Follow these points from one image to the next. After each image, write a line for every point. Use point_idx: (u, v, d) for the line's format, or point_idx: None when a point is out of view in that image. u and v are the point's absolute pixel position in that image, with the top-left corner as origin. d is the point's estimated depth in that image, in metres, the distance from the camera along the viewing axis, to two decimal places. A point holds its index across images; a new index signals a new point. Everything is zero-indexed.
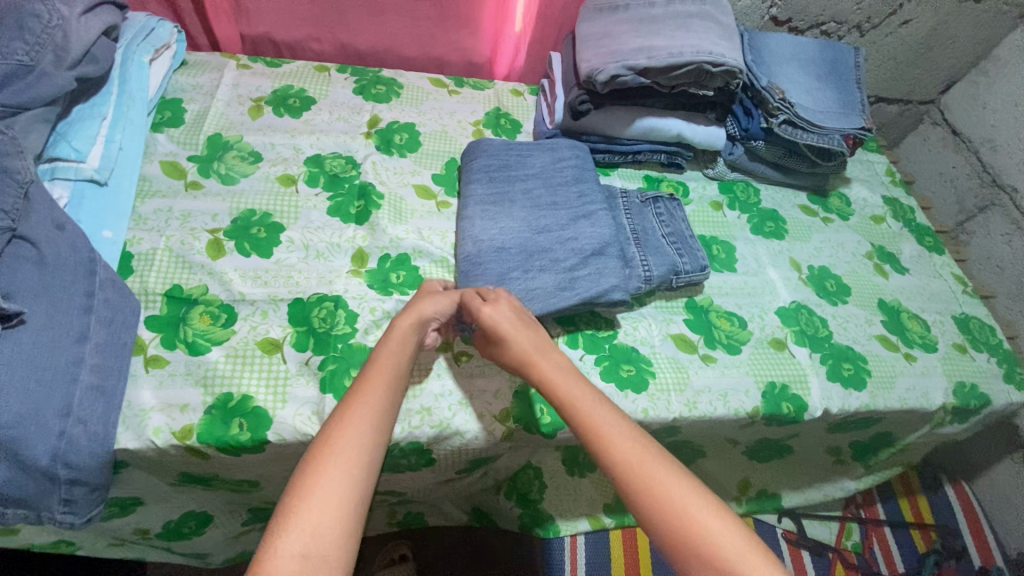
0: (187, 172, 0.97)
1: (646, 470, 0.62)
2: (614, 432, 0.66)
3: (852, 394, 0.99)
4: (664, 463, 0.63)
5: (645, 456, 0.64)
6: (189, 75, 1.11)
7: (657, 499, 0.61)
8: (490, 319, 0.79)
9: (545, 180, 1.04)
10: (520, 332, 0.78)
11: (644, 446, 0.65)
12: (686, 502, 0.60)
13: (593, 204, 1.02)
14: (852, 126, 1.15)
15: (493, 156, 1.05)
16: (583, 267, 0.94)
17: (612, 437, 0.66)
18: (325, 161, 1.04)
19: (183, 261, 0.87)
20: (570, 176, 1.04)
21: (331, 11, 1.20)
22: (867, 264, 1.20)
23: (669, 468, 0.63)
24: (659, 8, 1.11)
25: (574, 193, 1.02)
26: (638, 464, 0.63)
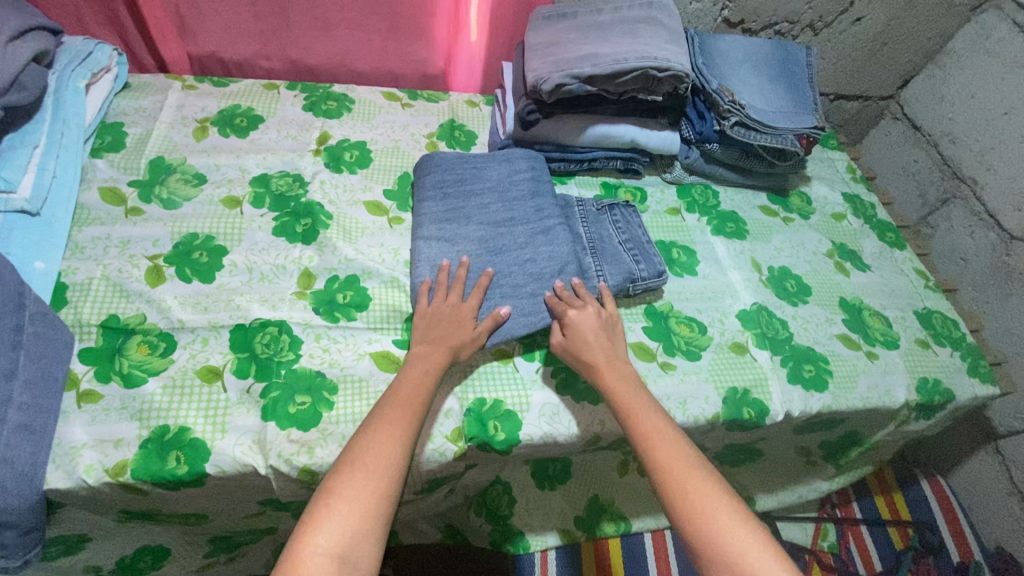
0: (127, 197, 0.95)
1: (681, 472, 0.70)
2: (661, 435, 0.74)
3: (814, 396, 0.98)
4: (697, 466, 0.71)
5: (680, 459, 0.71)
6: (132, 98, 1.08)
7: (689, 499, 0.68)
8: (580, 325, 0.87)
9: (500, 194, 1.03)
10: (598, 344, 0.86)
11: (681, 450, 0.73)
12: (716, 504, 0.67)
13: (550, 218, 1.01)
14: (806, 125, 1.14)
15: (448, 171, 1.04)
16: (540, 286, 0.93)
17: (653, 438, 0.74)
18: (271, 180, 1.02)
19: (119, 290, 0.85)
20: (525, 189, 1.03)
21: (279, 27, 1.19)
22: (828, 263, 1.19)
23: (701, 473, 0.70)
24: (607, 15, 1.11)
25: (531, 208, 1.02)
26: (677, 466, 0.71)
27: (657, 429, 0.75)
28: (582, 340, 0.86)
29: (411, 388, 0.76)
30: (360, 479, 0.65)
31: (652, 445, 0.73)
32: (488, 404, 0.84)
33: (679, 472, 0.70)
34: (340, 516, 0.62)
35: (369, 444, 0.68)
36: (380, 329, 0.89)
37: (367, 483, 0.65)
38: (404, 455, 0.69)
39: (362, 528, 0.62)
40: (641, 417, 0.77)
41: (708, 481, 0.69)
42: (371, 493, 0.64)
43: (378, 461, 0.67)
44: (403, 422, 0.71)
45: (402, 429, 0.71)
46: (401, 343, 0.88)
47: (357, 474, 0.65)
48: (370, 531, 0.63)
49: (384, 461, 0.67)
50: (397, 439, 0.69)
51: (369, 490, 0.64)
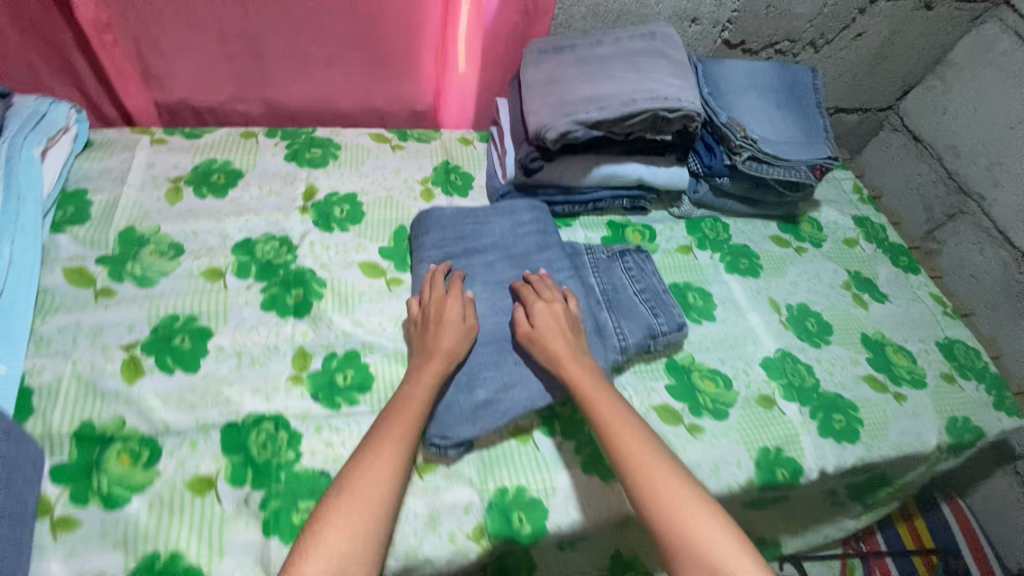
0: (95, 278, 0.85)
1: (653, 471, 0.71)
2: (628, 430, 0.74)
3: (846, 448, 0.94)
4: (667, 465, 0.72)
5: (652, 459, 0.72)
6: (94, 159, 0.99)
7: (662, 497, 0.68)
8: (546, 317, 0.84)
9: (505, 251, 0.97)
10: (563, 339, 0.83)
11: (651, 449, 0.73)
12: (688, 501, 0.68)
13: (561, 273, 0.95)
14: (819, 155, 1.09)
15: (449, 228, 0.98)
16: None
17: (625, 437, 0.74)
18: (255, 246, 0.93)
19: (92, 390, 0.76)
20: (531, 245, 0.97)
21: (252, 69, 1.10)
22: (846, 295, 1.15)
23: (673, 471, 0.71)
24: (607, 47, 1.04)
25: (540, 264, 0.96)
26: (650, 467, 0.71)
27: (628, 428, 0.74)
28: (544, 338, 0.82)
29: (406, 403, 0.75)
30: (352, 503, 0.65)
31: (625, 445, 0.73)
32: (510, 493, 0.78)
33: (651, 471, 0.70)
34: (329, 538, 0.62)
35: (362, 467, 0.68)
36: None
37: (357, 505, 0.65)
38: (397, 476, 0.69)
39: (353, 552, 0.63)
40: (608, 412, 0.76)
41: (679, 481, 0.70)
42: (361, 515, 0.65)
43: (370, 486, 0.67)
44: (395, 442, 0.71)
45: (394, 451, 0.70)
46: None
47: (347, 496, 0.66)
48: (361, 553, 0.63)
49: (376, 485, 0.67)
50: (389, 462, 0.69)
51: (360, 512, 0.65)
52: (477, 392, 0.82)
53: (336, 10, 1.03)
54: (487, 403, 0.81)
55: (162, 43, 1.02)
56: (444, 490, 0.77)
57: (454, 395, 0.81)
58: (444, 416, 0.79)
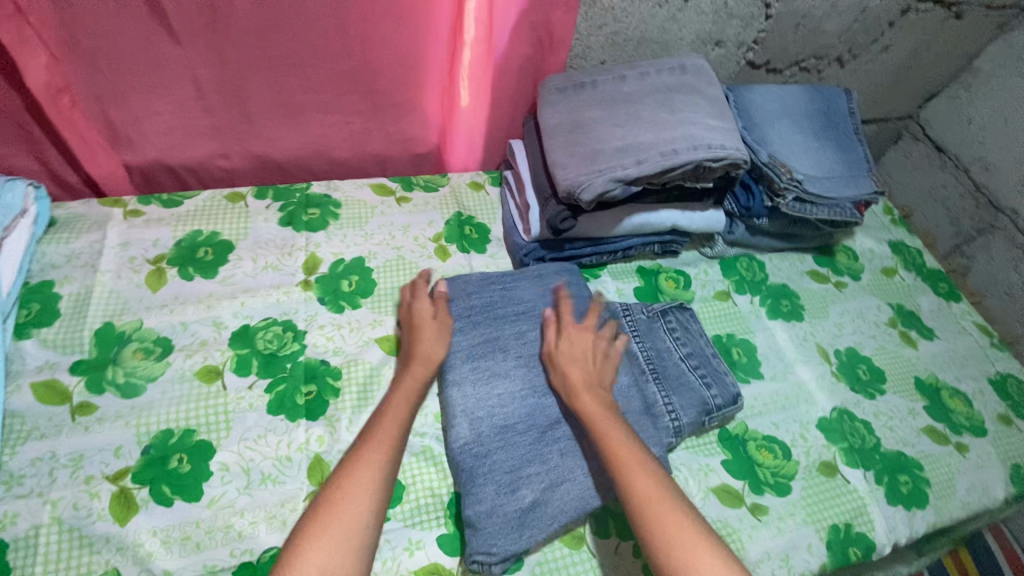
0: (71, 391, 0.74)
1: (659, 503, 0.65)
2: (639, 462, 0.69)
3: (916, 515, 0.87)
4: (673, 497, 0.66)
5: (657, 490, 0.67)
6: (60, 241, 0.86)
7: (668, 531, 0.63)
8: (571, 339, 0.81)
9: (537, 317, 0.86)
10: (583, 367, 0.78)
11: (658, 479, 0.68)
12: (694, 536, 0.63)
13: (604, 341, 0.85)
14: (863, 191, 1.03)
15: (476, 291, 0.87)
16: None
17: (631, 467, 0.68)
18: (255, 334, 0.82)
19: (77, 539, 0.65)
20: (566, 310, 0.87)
21: (235, 121, 0.97)
22: (893, 335, 1.08)
23: (679, 503, 0.66)
24: (633, 83, 0.94)
25: None
26: (655, 499, 0.66)
27: (633, 455, 0.69)
28: (564, 361, 0.79)
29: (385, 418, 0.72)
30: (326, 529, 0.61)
31: (630, 474, 0.68)
32: None
33: (658, 502, 0.65)
34: (306, 554, 0.59)
35: (345, 475, 0.65)
36: (419, 525, 0.73)
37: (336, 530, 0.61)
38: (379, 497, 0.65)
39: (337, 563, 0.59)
40: (619, 444, 0.70)
41: (686, 516, 0.65)
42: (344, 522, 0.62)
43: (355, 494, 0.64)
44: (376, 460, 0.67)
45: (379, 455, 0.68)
46: (448, 543, 0.72)
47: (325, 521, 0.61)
48: (342, 564, 0.59)
49: (359, 498, 0.64)
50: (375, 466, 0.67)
51: (344, 518, 0.62)
52: (522, 495, 0.72)
53: (328, 54, 0.91)
54: (535, 508, 0.71)
55: (130, 100, 0.89)
56: None
57: (497, 499, 0.71)
58: (486, 524, 0.69)
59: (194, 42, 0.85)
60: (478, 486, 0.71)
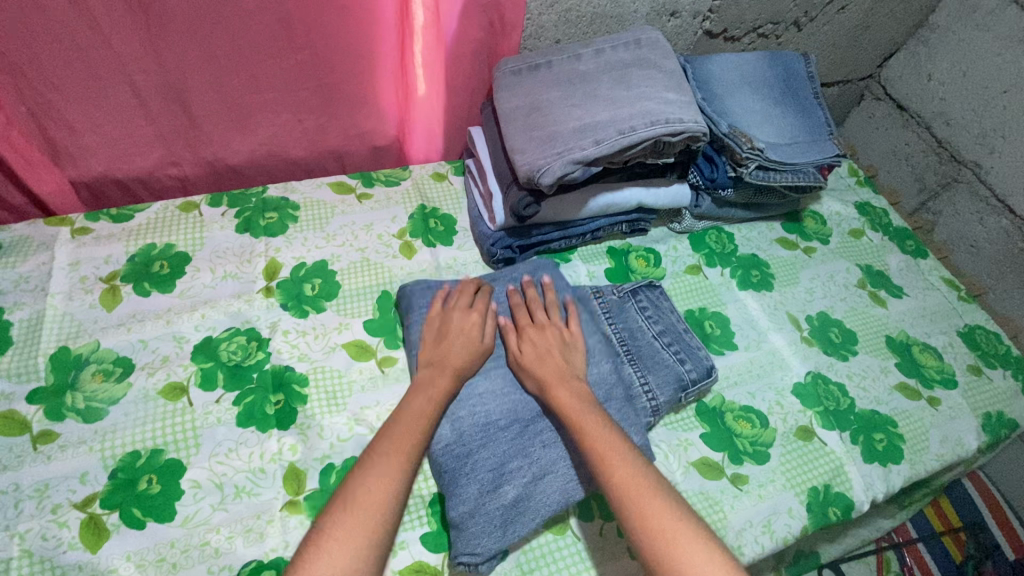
0: (30, 420, 0.71)
1: (638, 490, 0.65)
2: (616, 452, 0.68)
3: (892, 471, 0.89)
4: (652, 482, 0.66)
5: (636, 477, 0.66)
6: (6, 266, 0.83)
7: (647, 518, 0.63)
8: (540, 338, 0.80)
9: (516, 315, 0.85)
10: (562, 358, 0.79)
11: (636, 466, 0.67)
12: (673, 517, 0.63)
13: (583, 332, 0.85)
14: (826, 154, 1.02)
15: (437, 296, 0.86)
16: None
17: (608, 456, 0.68)
18: (219, 346, 0.80)
19: (48, 570, 0.63)
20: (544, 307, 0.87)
21: (181, 127, 0.94)
22: (862, 296, 1.09)
23: (657, 487, 0.66)
24: (588, 61, 0.92)
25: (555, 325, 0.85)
26: (634, 485, 0.65)
27: (611, 444, 0.69)
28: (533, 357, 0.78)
29: (410, 421, 0.70)
30: (343, 527, 0.59)
31: (609, 463, 0.67)
32: None
33: (637, 491, 0.65)
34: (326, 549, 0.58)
35: (364, 478, 0.63)
36: (402, 525, 0.72)
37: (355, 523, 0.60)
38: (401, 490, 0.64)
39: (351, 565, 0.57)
40: (596, 434, 0.70)
41: (664, 499, 0.64)
42: (363, 526, 0.60)
43: (378, 501, 0.62)
44: (399, 456, 0.66)
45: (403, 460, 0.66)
46: (431, 541, 0.72)
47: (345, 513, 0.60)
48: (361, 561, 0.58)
49: (379, 497, 0.62)
50: (396, 470, 0.65)
51: (360, 524, 0.60)
52: (506, 491, 0.71)
53: (271, 50, 0.88)
54: (519, 504, 0.71)
55: (67, 113, 0.86)
56: None
57: (480, 497, 0.70)
58: (468, 527, 0.69)
59: (127, 46, 0.81)
60: (461, 487, 0.71)
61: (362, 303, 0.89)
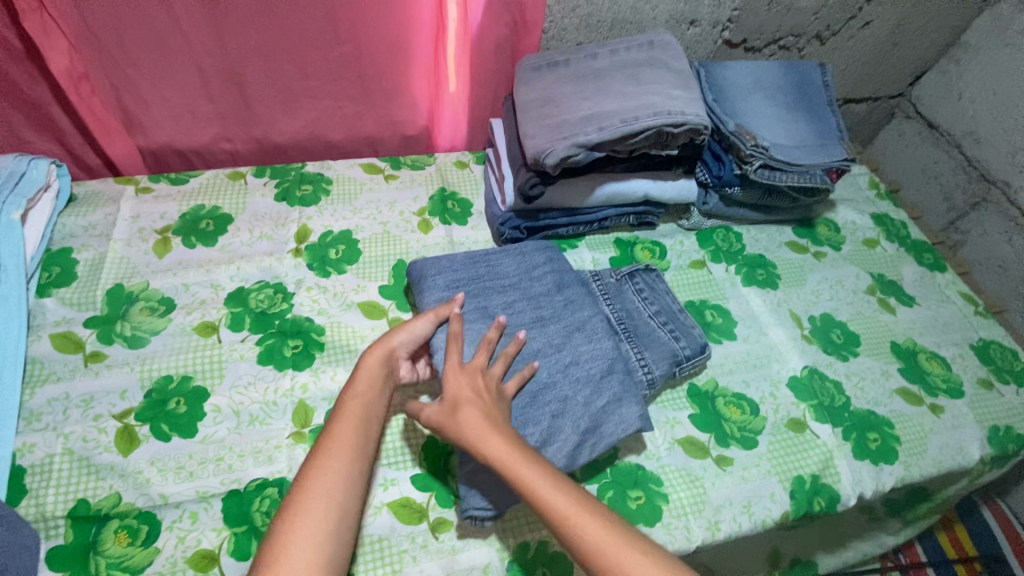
0: (84, 342, 0.82)
1: (616, 552, 0.59)
2: (580, 511, 0.62)
3: (884, 470, 0.89)
4: (628, 539, 0.61)
5: (609, 536, 0.60)
6: (78, 214, 0.96)
7: None
8: (449, 387, 0.73)
9: (524, 291, 0.89)
10: (479, 409, 0.71)
11: (609, 524, 0.62)
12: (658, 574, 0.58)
13: (584, 310, 0.88)
14: (834, 158, 1.05)
15: (442, 269, 0.89)
16: (593, 393, 0.80)
17: (573, 518, 0.61)
18: (248, 295, 0.90)
19: (85, 466, 0.72)
20: (550, 283, 0.91)
21: (236, 106, 1.06)
22: (871, 302, 1.09)
23: (634, 543, 0.60)
24: (603, 59, 0.99)
25: (560, 302, 0.89)
26: (610, 545, 0.60)
27: (576, 505, 0.62)
28: (454, 412, 0.71)
29: (355, 393, 0.71)
30: (303, 501, 0.60)
31: (578, 523, 0.61)
32: (533, 549, 0.74)
33: (612, 552, 0.59)
34: (298, 522, 0.59)
35: (319, 457, 0.64)
36: (394, 464, 0.78)
37: (318, 497, 0.61)
38: (356, 462, 0.65)
39: (316, 539, 0.58)
40: (553, 495, 0.63)
41: (646, 557, 0.59)
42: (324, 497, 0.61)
43: (328, 479, 0.62)
44: (350, 431, 0.67)
45: (354, 433, 0.67)
46: (420, 481, 0.78)
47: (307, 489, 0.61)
48: (328, 531, 0.59)
49: (333, 476, 0.62)
50: (349, 445, 0.66)
51: (319, 502, 0.60)
52: None
53: (317, 41, 0.99)
54: None
55: (140, 87, 0.99)
56: (461, 550, 0.73)
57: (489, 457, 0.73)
58: (473, 473, 0.73)
59: (196, 30, 0.93)
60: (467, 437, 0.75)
61: (379, 268, 0.97)
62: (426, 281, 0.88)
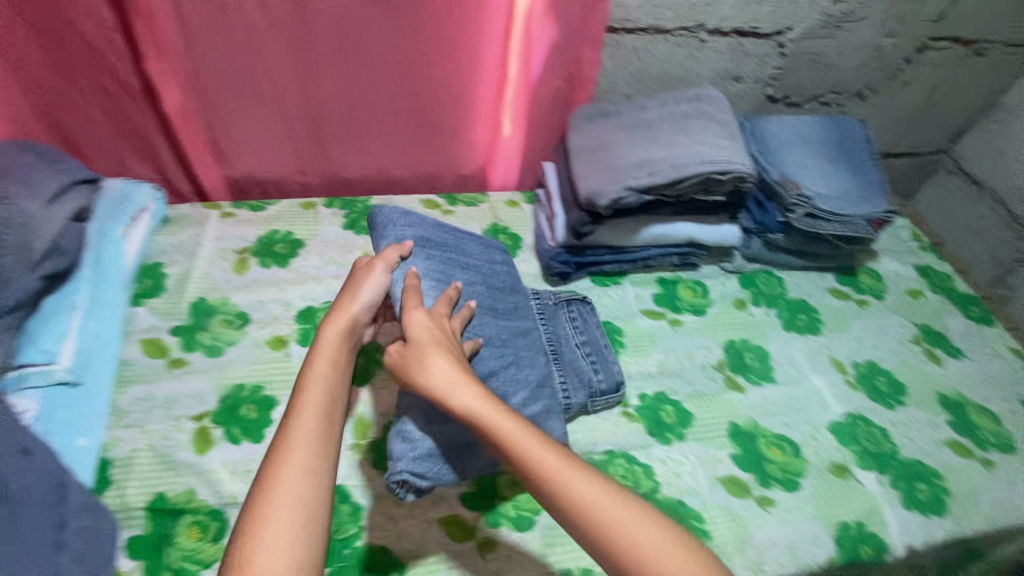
0: (169, 348, 0.90)
1: (584, 488, 0.62)
2: (550, 454, 0.64)
3: (934, 522, 0.87)
4: (597, 481, 0.63)
5: (578, 473, 0.63)
6: (169, 234, 1.05)
7: (601, 515, 0.60)
8: (416, 333, 0.73)
9: (484, 277, 0.91)
10: (446, 358, 0.71)
11: (579, 466, 0.65)
12: (624, 509, 0.61)
13: (527, 320, 0.92)
14: (878, 209, 1.08)
15: (412, 223, 0.90)
16: (526, 397, 0.82)
17: (545, 459, 0.64)
18: (317, 313, 0.97)
19: (165, 463, 0.78)
20: (507, 284, 0.94)
21: (313, 143, 1.17)
22: (916, 351, 1.09)
23: (602, 483, 0.63)
24: (652, 110, 1.06)
25: (512, 305, 0.92)
26: (580, 484, 0.62)
27: (546, 449, 0.65)
28: (422, 365, 0.70)
29: (316, 376, 0.68)
30: (271, 500, 0.58)
31: (571, 480, 0.62)
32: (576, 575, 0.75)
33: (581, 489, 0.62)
34: (267, 522, 0.57)
35: (284, 451, 0.62)
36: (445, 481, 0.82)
37: (287, 493, 0.59)
38: (322, 450, 0.63)
39: (291, 536, 0.57)
40: (528, 441, 0.65)
41: (615, 496, 0.62)
42: (292, 493, 0.59)
43: (294, 476, 0.60)
44: (313, 418, 0.65)
45: (317, 422, 0.65)
46: (468, 500, 0.80)
47: (274, 485, 0.59)
48: (303, 526, 0.58)
49: (300, 469, 0.60)
50: (313, 435, 0.63)
51: (286, 499, 0.58)
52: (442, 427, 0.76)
53: (390, 87, 1.10)
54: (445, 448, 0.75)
55: (232, 123, 1.10)
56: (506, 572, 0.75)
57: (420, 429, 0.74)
58: (418, 448, 0.74)
59: (285, 74, 1.05)
60: (408, 425, 0.75)
61: None
62: (387, 239, 0.87)
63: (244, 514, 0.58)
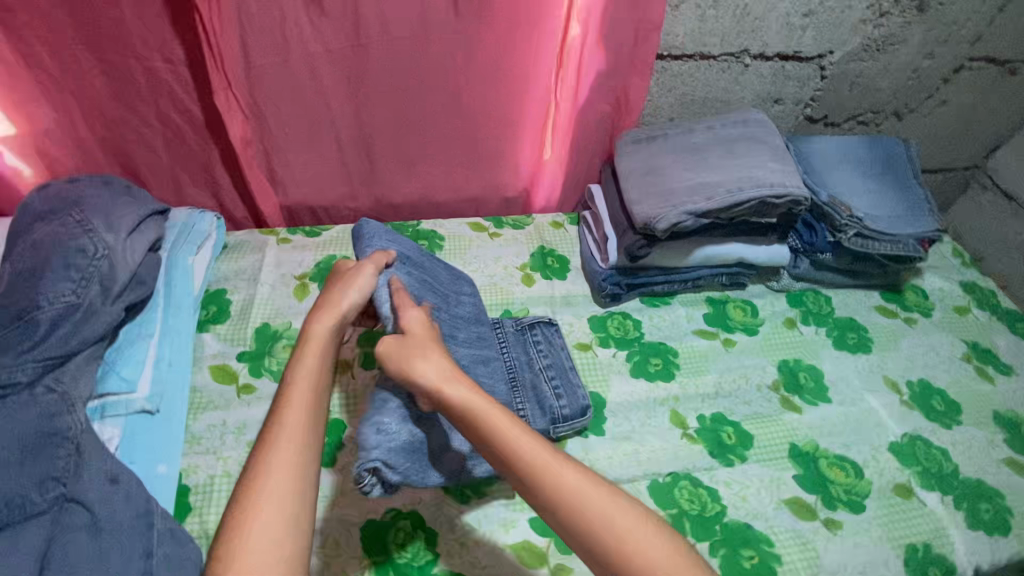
0: (238, 374, 0.92)
1: (580, 488, 0.61)
2: (549, 455, 0.63)
3: (1000, 543, 0.87)
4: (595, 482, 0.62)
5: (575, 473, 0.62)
6: (231, 260, 1.08)
7: (597, 515, 0.59)
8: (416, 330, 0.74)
9: (448, 302, 0.91)
10: (439, 358, 0.70)
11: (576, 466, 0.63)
12: (622, 511, 0.60)
13: (489, 348, 0.92)
14: (926, 229, 1.09)
15: (395, 239, 0.90)
16: None
17: (544, 460, 0.62)
18: (378, 337, 1.00)
19: None
20: (468, 311, 0.94)
21: (362, 169, 1.19)
22: (967, 368, 1.10)
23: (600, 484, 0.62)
24: (700, 134, 1.08)
25: (474, 333, 0.91)
26: (578, 485, 0.61)
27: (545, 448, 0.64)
28: (416, 361, 0.69)
29: (302, 377, 0.68)
30: (257, 504, 0.58)
31: (561, 474, 0.62)
32: None
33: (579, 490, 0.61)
34: (254, 525, 0.56)
35: (268, 454, 0.61)
36: (515, 505, 0.83)
37: (274, 496, 0.58)
38: (306, 453, 0.62)
39: (276, 539, 0.56)
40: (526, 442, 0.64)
41: (612, 497, 0.61)
42: (278, 497, 0.59)
43: (279, 479, 0.59)
44: (298, 419, 0.64)
45: (303, 423, 0.64)
46: (538, 525, 0.81)
47: (257, 488, 0.59)
48: (289, 529, 0.58)
49: (284, 473, 0.60)
50: (299, 437, 0.63)
51: (273, 502, 0.58)
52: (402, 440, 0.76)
53: (441, 114, 1.13)
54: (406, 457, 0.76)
55: (287, 151, 1.13)
56: None
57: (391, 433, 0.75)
58: (394, 443, 0.75)
59: (341, 104, 1.08)
60: (384, 417, 0.76)
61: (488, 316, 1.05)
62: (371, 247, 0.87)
63: (228, 519, 0.58)
